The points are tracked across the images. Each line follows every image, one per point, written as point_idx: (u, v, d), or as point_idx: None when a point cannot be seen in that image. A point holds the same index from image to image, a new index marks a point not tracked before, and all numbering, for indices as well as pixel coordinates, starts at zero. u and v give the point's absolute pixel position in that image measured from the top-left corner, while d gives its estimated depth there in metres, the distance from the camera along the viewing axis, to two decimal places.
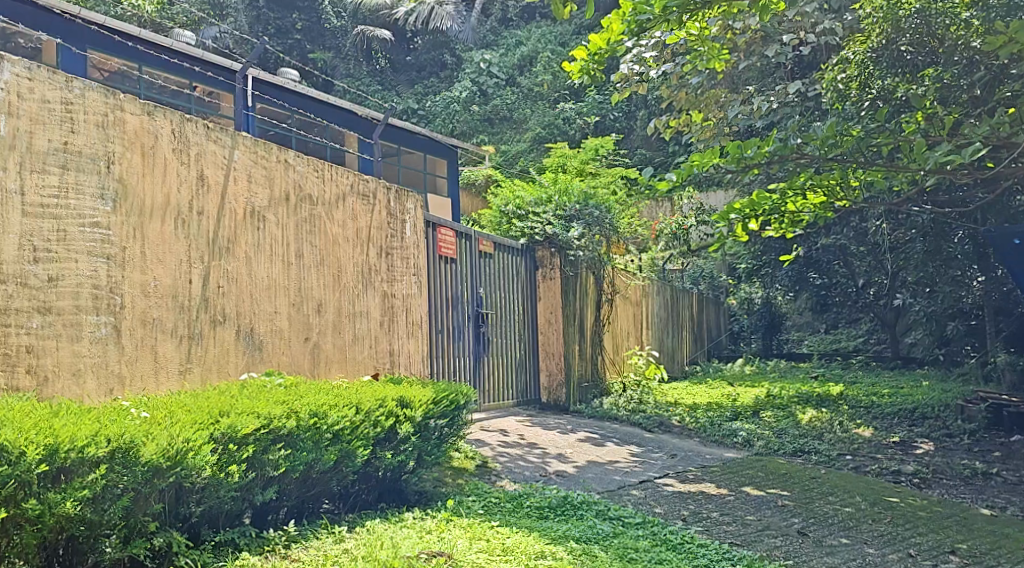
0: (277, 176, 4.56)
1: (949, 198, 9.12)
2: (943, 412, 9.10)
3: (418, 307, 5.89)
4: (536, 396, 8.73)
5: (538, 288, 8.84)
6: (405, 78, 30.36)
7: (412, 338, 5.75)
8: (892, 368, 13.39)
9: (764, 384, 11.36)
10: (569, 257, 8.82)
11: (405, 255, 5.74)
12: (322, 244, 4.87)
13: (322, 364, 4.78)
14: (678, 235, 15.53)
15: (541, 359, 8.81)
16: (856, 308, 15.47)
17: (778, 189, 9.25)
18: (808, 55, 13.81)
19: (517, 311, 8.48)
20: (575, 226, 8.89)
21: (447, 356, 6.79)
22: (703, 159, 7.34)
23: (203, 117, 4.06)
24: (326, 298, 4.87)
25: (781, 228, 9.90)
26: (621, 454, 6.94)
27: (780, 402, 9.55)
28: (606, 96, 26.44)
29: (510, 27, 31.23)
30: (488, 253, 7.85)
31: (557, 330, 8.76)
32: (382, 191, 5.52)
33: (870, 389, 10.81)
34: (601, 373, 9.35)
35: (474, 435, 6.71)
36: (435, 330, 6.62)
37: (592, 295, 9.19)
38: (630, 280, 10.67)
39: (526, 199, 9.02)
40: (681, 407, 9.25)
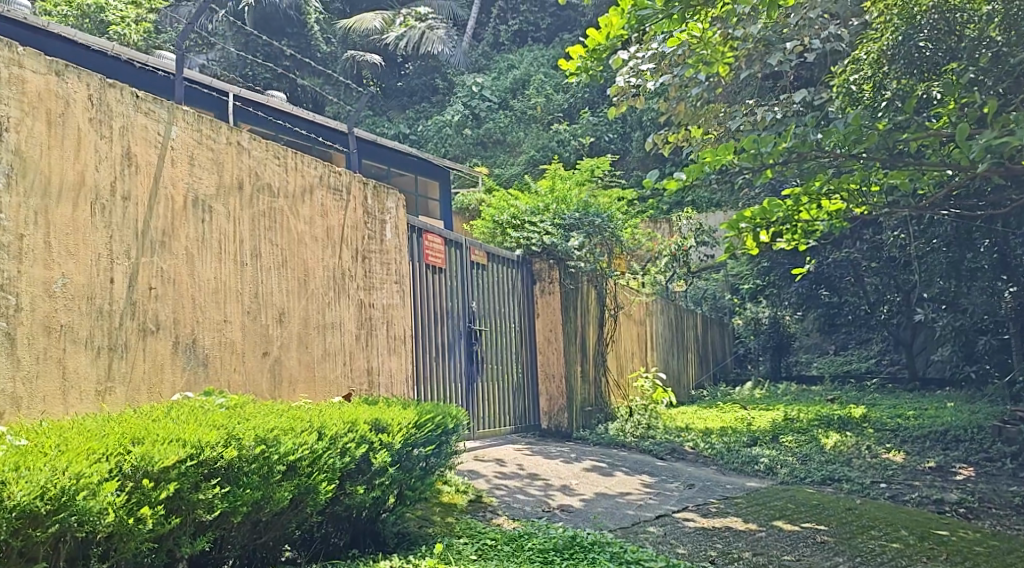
0: (228, 160, 3.84)
1: (977, 201, 8.44)
2: (979, 434, 8.34)
3: (401, 320, 5.17)
4: (536, 422, 8.00)
5: (536, 304, 8.14)
6: (397, 104, 29.90)
7: (392, 355, 5.02)
8: (911, 389, 12.64)
9: (779, 407, 10.62)
10: (569, 269, 8.18)
11: (384, 260, 5.03)
12: (286, 243, 4.16)
13: (284, 383, 4.05)
14: (679, 255, 14.89)
15: (540, 381, 8.08)
16: (866, 328, 14.76)
17: (791, 195, 8.57)
18: (813, 63, 13.22)
19: (515, 330, 7.76)
20: (575, 235, 8.25)
21: (436, 378, 6.06)
22: (716, 156, 6.71)
23: (130, 84, 3.36)
24: (290, 306, 4.15)
25: (793, 240, 9.11)
26: (633, 485, 6.18)
27: (800, 426, 8.79)
28: (602, 117, 25.87)
29: (502, 51, 30.87)
30: (482, 264, 7.15)
31: (557, 348, 8.06)
32: (358, 185, 4.81)
33: (893, 411, 10.06)
34: (604, 398, 8.66)
35: (467, 465, 5.95)
36: (423, 348, 5.90)
37: (594, 310, 8.59)
38: (633, 297, 10.01)
39: (519, 206, 8.35)
40: (693, 433, 8.50)
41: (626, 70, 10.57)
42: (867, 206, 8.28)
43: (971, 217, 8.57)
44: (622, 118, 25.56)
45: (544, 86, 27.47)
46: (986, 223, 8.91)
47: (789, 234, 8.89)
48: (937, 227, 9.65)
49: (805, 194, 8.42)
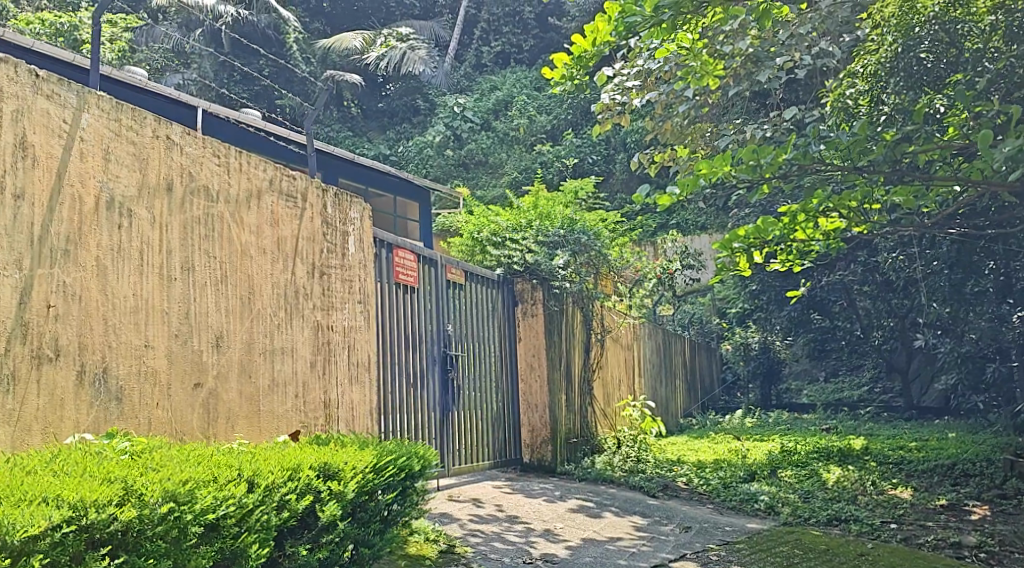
0: (154, 157, 3.26)
1: (986, 219, 7.94)
2: (988, 468, 7.81)
3: (363, 345, 4.59)
4: (517, 455, 7.40)
5: (518, 328, 7.56)
6: (377, 125, 29.43)
7: (353, 385, 4.43)
8: (907, 418, 12.12)
9: (774, 437, 10.09)
10: (554, 290, 7.62)
11: (345, 278, 4.45)
12: (227, 256, 3.58)
13: (220, 419, 3.45)
14: (665, 278, 14.46)
15: (521, 412, 7.51)
16: (858, 353, 14.30)
17: (788, 213, 8.07)
18: (801, 81, 12.84)
19: (494, 355, 7.19)
20: (560, 254, 7.74)
21: (407, 410, 5.48)
22: (712, 169, 6.23)
23: (26, 61, 2.79)
24: (230, 328, 3.56)
25: (788, 260, 8.59)
26: (624, 528, 5.59)
27: (798, 459, 8.23)
28: (585, 138, 25.48)
29: (484, 73, 30.65)
30: (459, 284, 6.59)
31: (541, 376, 7.47)
32: (315, 192, 4.25)
33: (893, 442, 9.55)
34: (590, 429, 8.11)
35: (440, 508, 5.35)
36: (392, 376, 5.32)
37: (579, 335, 8.06)
38: (621, 320, 9.51)
39: (500, 222, 7.83)
40: (685, 467, 7.95)
41: (612, 87, 10.10)
42: (870, 224, 7.79)
43: (978, 236, 8.08)
44: (606, 139, 25.18)
45: (527, 108, 27.08)
46: (991, 243, 8.43)
47: (785, 254, 8.38)
48: (939, 248, 9.17)
49: (804, 212, 7.93)
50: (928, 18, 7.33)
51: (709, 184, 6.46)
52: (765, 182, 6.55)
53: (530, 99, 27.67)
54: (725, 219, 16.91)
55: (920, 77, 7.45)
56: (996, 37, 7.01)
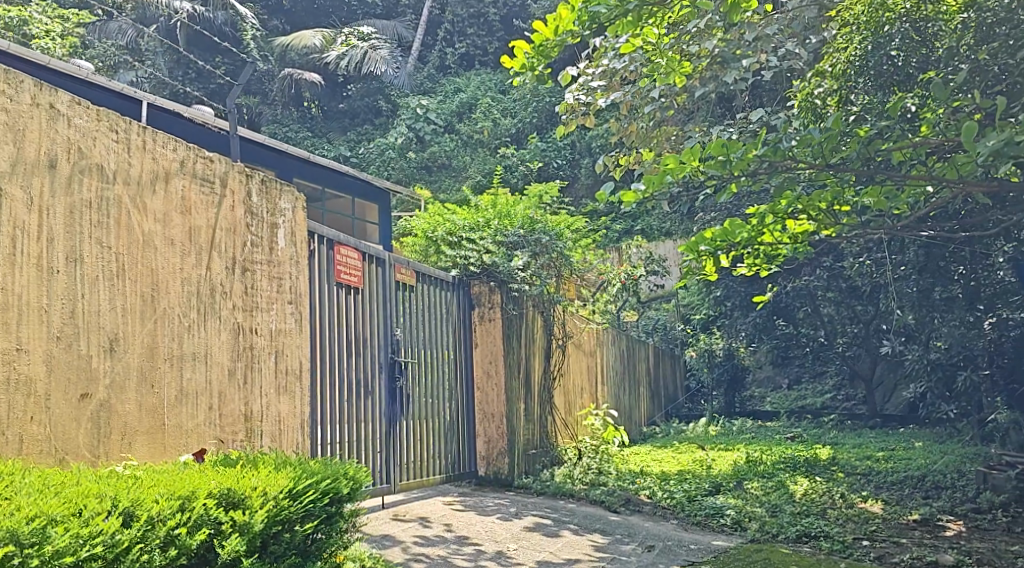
0: (34, 129, 2.80)
1: (959, 221, 7.65)
2: (960, 480, 7.52)
3: (294, 350, 4.14)
4: (472, 468, 6.96)
5: (474, 332, 7.14)
6: (337, 126, 28.86)
7: (280, 395, 3.99)
8: (873, 427, 11.86)
9: (740, 446, 9.76)
10: (512, 293, 7.17)
11: (272, 275, 4.01)
12: (125, 247, 3.14)
13: (115, 435, 3.00)
14: (629, 283, 14.16)
15: (476, 422, 7.08)
16: (822, 360, 14.07)
17: (756, 214, 7.71)
18: (767, 83, 12.59)
19: (449, 362, 6.74)
20: (519, 255, 7.26)
21: (346, 422, 5.03)
22: (678, 165, 5.86)
23: None
24: (128, 330, 3.11)
25: (754, 264, 8.26)
26: (582, 549, 5.16)
27: (765, 469, 7.89)
28: (550, 142, 25.11)
29: (448, 75, 30.21)
30: (410, 285, 6.16)
31: (498, 384, 7.05)
32: (237, 178, 3.80)
33: (861, 451, 9.26)
34: (550, 439, 7.70)
35: (382, 528, 4.88)
36: (330, 385, 4.88)
37: (538, 340, 7.65)
38: (582, 325, 9.12)
39: (456, 222, 7.31)
40: (648, 479, 7.56)
41: (575, 87, 9.79)
42: (841, 225, 7.46)
43: (949, 239, 7.80)
44: (571, 143, 24.88)
45: (492, 110, 26.66)
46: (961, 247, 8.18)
47: (751, 258, 8.04)
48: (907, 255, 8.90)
49: (772, 212, 7.58)
50: (900, 17, 6.92)
51: (671, 182, 6.15)
52: (734, 181, 6.22)
53: (494, 102, 27.27)
54: (689, 223, 16.63)
55: (890, 75, 7.05)
56: (965, 40, 6.73)
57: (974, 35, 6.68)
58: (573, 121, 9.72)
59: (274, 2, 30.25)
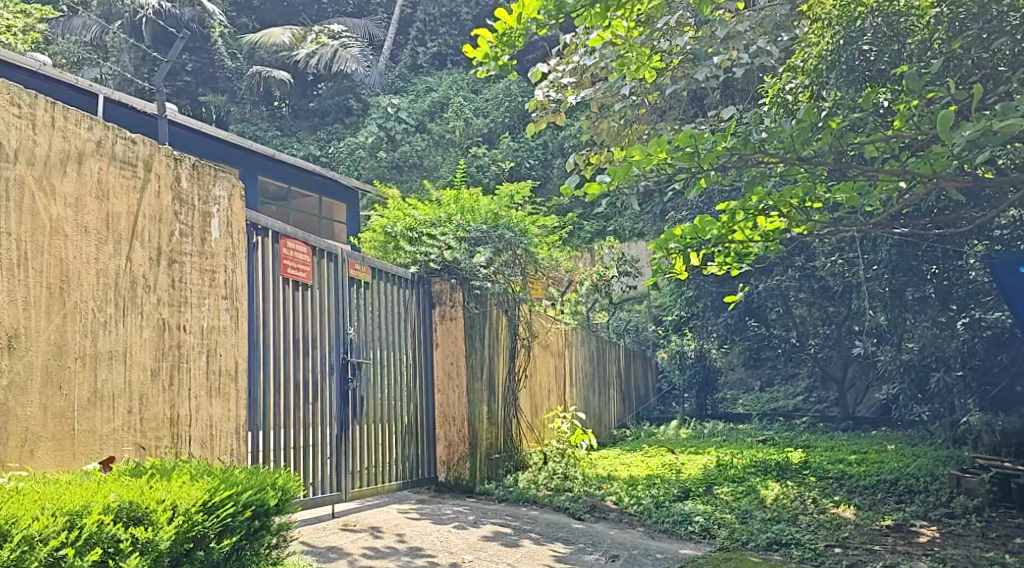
0: None
1: (933, 218, 7.48)
2: (933, 484, 7.34)
3: (230, 349, 3.85)
4: (431, 474, 6.68)
5: (435, 332, 6.86)
6: (307, 125, 28.42)
7: (213, 397, 3.70)
8: (845, 429, 11.72)
9: (711, 449, 9.55)
10: (474, 291, 6.95)
11: (204, 267, 3.71)
12: (28, 234, 2.84)
13: (12, 442, 2.71)
14: (599, 284, 13.96)
15: (437, 425, 6.80)
16: (794, 362, 13.93)
17: (727, 211, 7.49)
18: (739, 82, 12.45)
19: (408, 363, 6.46)
20: (482, 251, 6.97)
21: (292, 426, 4.74)
22: (645, 157, 5.61)
23: None
24: (30, 325, 2.82)
25: (725, 263, 8.07)
26: (541, 559, 4.90)
27: (735, 473, 7.68)
28: (523, 142, 24.85)
29: (419, 74, 29.90)
30: (366, 282, 5.87)
31: (459, 385, 6.80)
32: (163, 161, 3.51)
33: (832, 454, 9.09)
34: (515, 443, 7.46)
35: (327, 539, 4.59)
36: (274, 387, 4.59)
37: (503, 340, 7.41)
38: (550, 325, 8.89)
39: (416, 217, 6.95)
40: (616, 483, 7.33)
41: (546, 84, 9.68)
42: (813, 223, 7.26)
43: (923, 237, 7.63)
44: (543, 143, 24.66)
45: (463, 110, 26.37)
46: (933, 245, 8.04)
47: (722, 257, 7.83)
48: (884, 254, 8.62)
49: (742, 209, 7.36)
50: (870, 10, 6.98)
51: (637, 174, 5.93)
52: (704, 175, 6.00)
53: (466, 101, 26.98)
54: (662, 224, 16.44)
55: (863, 71, 7.05)
56: (937, 33, 6.53)
57: (946, 27, 6.47)
58: (543, 120, 9.40)
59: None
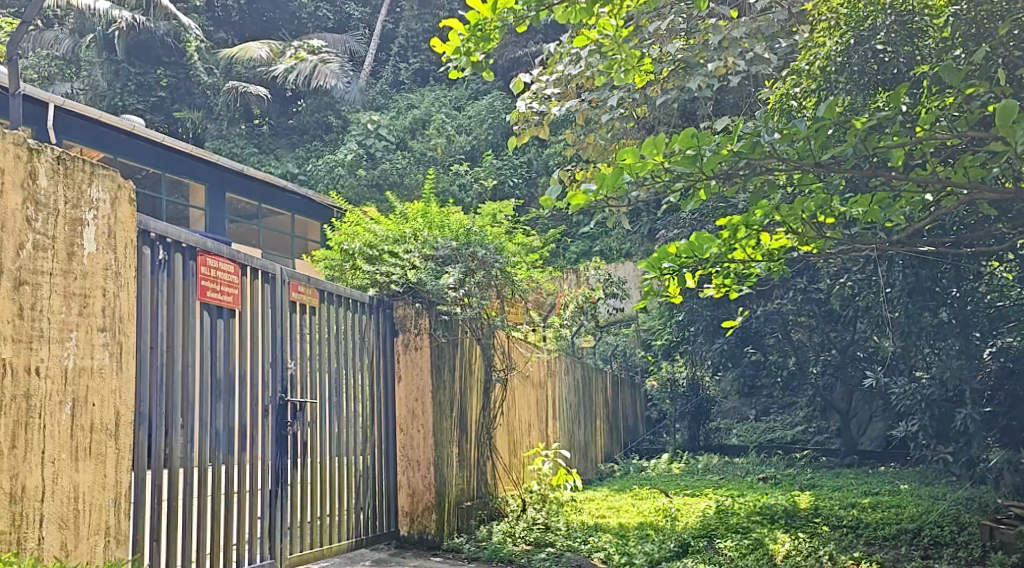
0: None
1: (956, 234, 6.67)
2: (961, 536, 6.50)
3: (108, 398, 2.97)
4: (392, 527, 5.80)
5: (396, 363, 6.01)
6: (286, 142, 27.52)
7: (80, 462, 2.82)
8: (849, 465, 10.90)
9: (708, 490, 8.71)
10: (442, 316, 6.08)
11: (71, 290, 2.84)
12: None
13: None
14: (586, 308, 13.14)
15: (398, 471, 5.93)
16: (791, 391, 13.13)
17: (728, 226, 6.60)
18: (733, 92, 11.73)
19: (365, 399, 5.59)
20: (449, 271, 6.05)
21: (207, 483, 3.88)
22: (637, 163, 4.76)
23: None
24: None
25: (724, 285, 7.32)
26: None
27: (738, 522, 6.83)
28: (507, 160, 24.10)
29: (401, 91, 29.20)
30: (313, 306, 5.01)
31: (424, 425, 5.89)
32: (9, 151, 2.65)
33: (842, 496, 8.25)
34: (491, 489, 6.66)
35: None
36: (183, 435, 3.74)
37: (474, 372, 6.59)
38: (531, 352, 8.07)
39: (375, 233, 6.15)
40: (605, 534, 6.46)
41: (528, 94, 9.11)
42: (828, 239, 6.32)
43: (945, 255, 6.86)
44: (528, 161, 23.96)
45: (446, 127, 25.56)
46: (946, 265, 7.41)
47: (718, 277, 7.07)
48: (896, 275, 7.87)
49: (746, 223, 6.47)
50: (883, 9, 6.25)
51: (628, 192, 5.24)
52: (703, 184, 5.14)
53: (448, 117, 26.20)
54: (651, 244, 15.67)
55: (875, 74, 6.37)
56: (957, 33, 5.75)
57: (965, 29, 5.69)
58: (526, 130, 8.51)
59: (220, 13, 29.08)
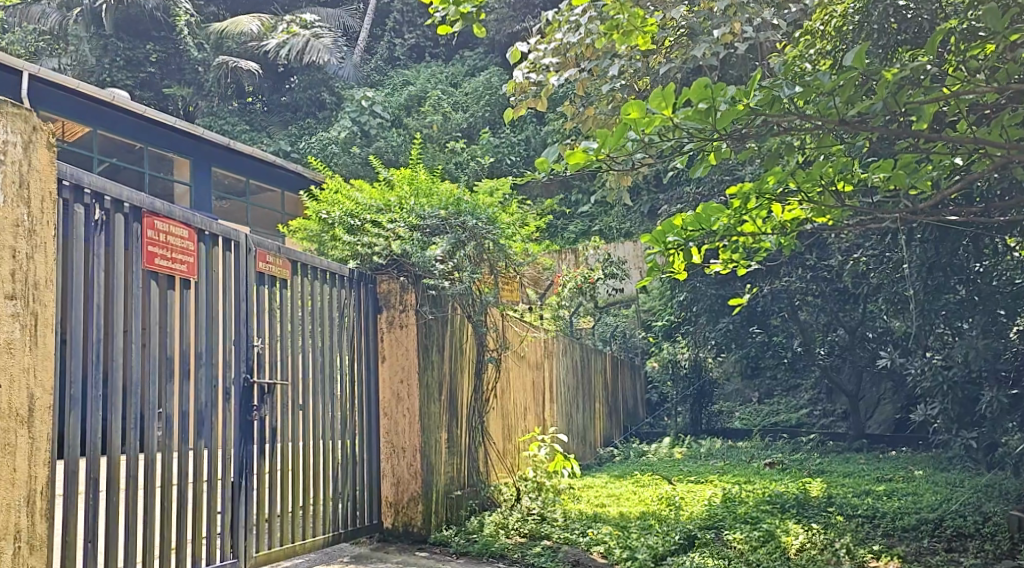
0: None
1: (984, 203, 6.19)
2: (986, 527, 6.07)
3: (18, 380, 2.51)
4: (375, 520, 5.36)
5: (380, 343, 5.54)
6: (279, 120, 26.84)
7: None
8: (858, 449, 10.48)
9: (713, 476, 8.28)
10: (429, 292, 5.59)
11: None
12: None
13: None
14: (586, 287, 12.69)
15: (382, 459, 5.48)
16: (797, 373, 12.70)
17: (738, 196, 6.11)
18: (740, 61, 11.22)
19: (346, 381, 5.12)
20: (437, 242, 5.58)
21: (155, 474, 3.44)
22: (643, 119, 4.23)
23: None
24: None
25: (732, 260, 6.84)
26: None
27: (746, 512, 6.38)
28: (504, 137, 23.58)
29: (396, 67, 28.64)
30: (285, 278, 4.53)
31: (410, 409, 5.44)
32: None
33: (854, 483, 7.83)
34: (483, 476, 6.22)
35: None
36: (124, 421, 3.29)
37: (462, 352, 6.12)
38: (525, 331, 7.60)
39: (358, 201, 5.65)
40: (604, 525, 6.02)
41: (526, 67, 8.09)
42: (847, 208, 5.84)
43: (971, 226, 6.39)
44: (525, 139, 23.41)
45: (441, 104, 24.94)
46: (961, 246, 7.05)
47: (726, 253, 6.60)
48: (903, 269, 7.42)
49: (757, 194, 5.98)
50: None
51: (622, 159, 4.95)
52: (714, 146, 4.77)
53: (444, 94, 25.61)
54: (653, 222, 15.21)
55: (896, 32, 5.95)
56: None
57: None
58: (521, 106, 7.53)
59: None
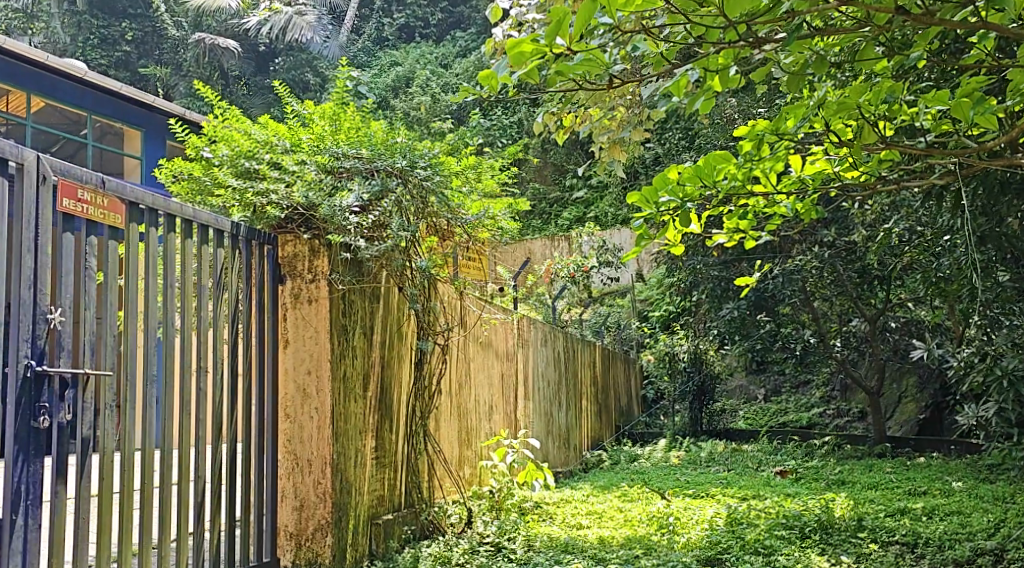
0: None
1: None
2: None
3: None
4: (269, 556, 4.05)
5: (282, 325, 4.24)
6: (261, 102, 25.30)
7: None
8: (880, 454, 9.18)
9: (715, 488, 6.99)
10: (345, 255, 4.31)
11: None
12: None
13: None
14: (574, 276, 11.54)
15: (282, 476, 4.16)
16: (809, 368, 11.41)
17: (751, 139, 4.72)
18: None
19: (227, 373, 3.81)
20: (354, 188, 4.29)
21: None
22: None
23: None
24: None
25: (737, 230, 5.38)
26: None
27: (760, 540, 5.06)
28: (495, 120, 22.12)
29: (384, 47, 27.29)
30: (117, 227, 3.21)
31: (318, 409, 4.15)
32: None
33: (884, 498, 6.52)
34: (423, 494, 4.91)
35: None
36: None
37: (395, 336, 4.82)
38: (491, 312, 6.30)
39: (253, 137, 4.36)
40: (577, 556, 4.72)
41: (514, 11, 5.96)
42: (889, 150, 4.51)
43: None
44: (519, 121, 22.01)
45: (430, 84, 23.53)
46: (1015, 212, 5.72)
47: (732, 219, 5.11)
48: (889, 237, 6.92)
49: (776, 135, 4.57)
50: None
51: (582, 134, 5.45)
52: (723, 59, 3.48)
53: (433, 74, 24.24)
54: None
55: None
56: None
57: None
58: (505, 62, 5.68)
59: None
